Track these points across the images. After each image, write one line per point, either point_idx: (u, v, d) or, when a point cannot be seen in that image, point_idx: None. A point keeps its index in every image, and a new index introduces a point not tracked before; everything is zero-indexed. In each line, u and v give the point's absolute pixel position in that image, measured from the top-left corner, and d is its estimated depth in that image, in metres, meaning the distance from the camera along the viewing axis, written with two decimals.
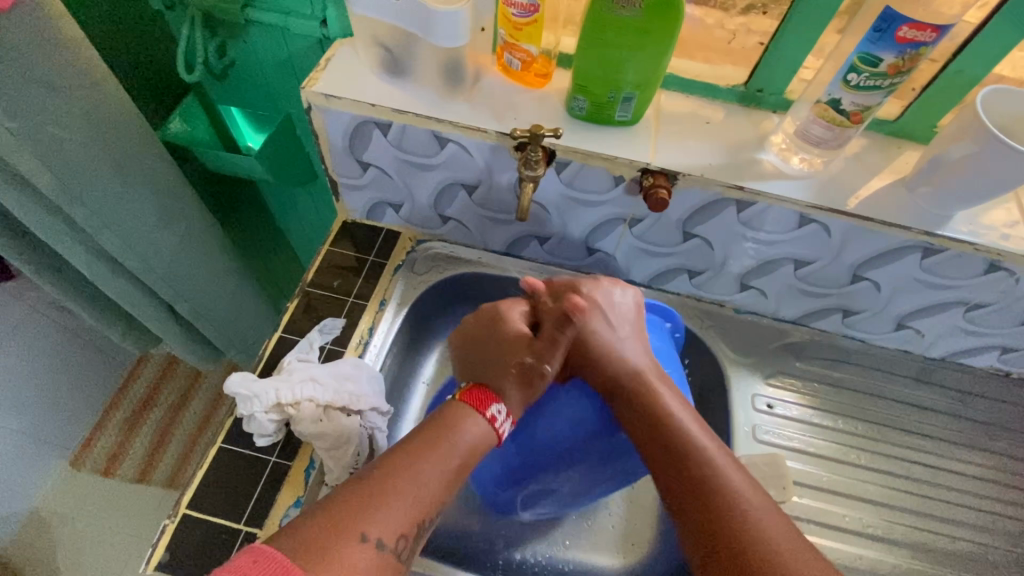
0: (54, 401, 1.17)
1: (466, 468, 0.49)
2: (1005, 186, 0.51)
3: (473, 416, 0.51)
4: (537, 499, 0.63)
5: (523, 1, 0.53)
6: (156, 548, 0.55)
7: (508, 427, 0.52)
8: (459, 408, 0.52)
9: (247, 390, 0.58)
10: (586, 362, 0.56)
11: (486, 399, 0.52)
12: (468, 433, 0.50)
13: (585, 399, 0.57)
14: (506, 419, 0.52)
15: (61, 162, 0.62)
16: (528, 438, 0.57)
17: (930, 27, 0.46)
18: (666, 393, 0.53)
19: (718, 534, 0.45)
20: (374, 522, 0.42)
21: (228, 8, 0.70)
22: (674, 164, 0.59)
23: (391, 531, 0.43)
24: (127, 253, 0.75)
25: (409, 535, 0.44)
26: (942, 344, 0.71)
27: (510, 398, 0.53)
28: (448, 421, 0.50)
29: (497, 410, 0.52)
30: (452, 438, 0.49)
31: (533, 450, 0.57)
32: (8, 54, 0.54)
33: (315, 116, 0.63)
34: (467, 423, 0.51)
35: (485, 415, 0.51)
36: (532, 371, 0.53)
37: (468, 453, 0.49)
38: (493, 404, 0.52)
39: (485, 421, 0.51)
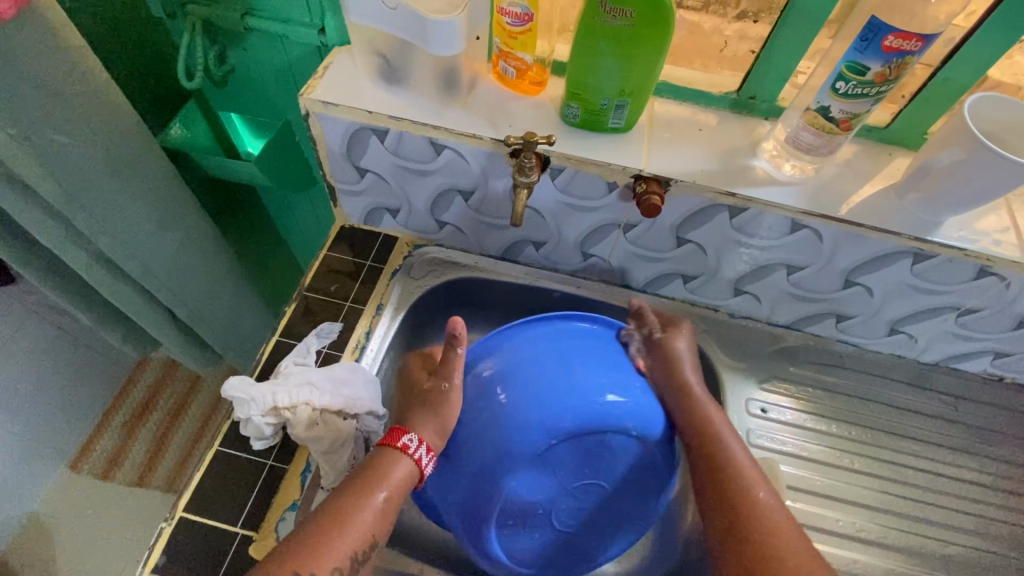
0: (54, 405, 1.17)
1: (395, 500, 0.52)
2: (993, 192, 0.52)
3: (391, 455, 0.54)
4: (510, 524, 0.58)
5: (517, 10, 0.54)
6: (153, 550, 0.56)
7: (423, 453, 0.54)
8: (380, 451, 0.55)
9: (244, 394, 0.59)
10: (659, 365, 0.63)
11: (399, 432, 0.55)
12: (390, 471, 0.53)
13: (523, 411, 0.52)
14: (418, 446, 0.54)
15: (62, 167, 0.63)
16: (472, 461, 0.54)
17: (915, 36, 0.47)
18: (713, 413, 0.60)
19: (743, 535, 0.53)
20: (307, 562, 0.46)
21: (228, 16, 0.71)
22: (666, 170, 0.59)
23: (325, 570, 0.46)
24: (127, 258, 0.76)
25: (344, 571, 0.47)
26: (935, 348, 0.72)
27: (420, 426, 0.55)
28: (375, 462, 0.54)
29: (409, 439, 0.54)
30: (376, 478, 0.52)
31: (477, 471, 0.54)
32: (11, 63, 0.55)
33: (314, 122, 0.64)
34: (385, 461, 0.54)
35: (399, 445, 0.54)
36: (430, 392, 0.57)
37: (392, 487, 0.52)
38: (403, 435, 0.55)
39: (402, 455, 0.54)
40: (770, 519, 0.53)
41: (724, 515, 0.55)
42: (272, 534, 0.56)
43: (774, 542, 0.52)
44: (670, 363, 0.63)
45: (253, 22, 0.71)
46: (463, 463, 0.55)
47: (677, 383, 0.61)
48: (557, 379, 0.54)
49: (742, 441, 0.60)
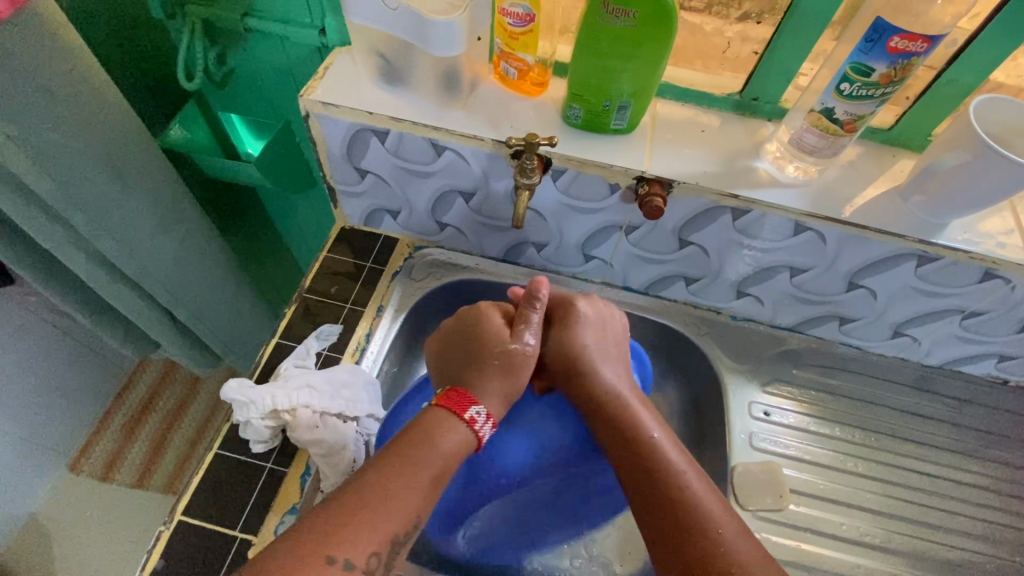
0: (53, 406, 1.17)
1: (442, 478, 0.48)
2: (998, 194, 0.52)
3: (451, 423, 0.51)
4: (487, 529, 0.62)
5: (519, 11, 0.54)
6: (151, 554, 0.55)
7: (488, 429, 0.52)
8: (438, 415, 0.51)
9: (244, 396, 0.58)
10: (563, 376, 0.57)
11: (464, 402, 0.52)
12: (444, 439, 0.49)
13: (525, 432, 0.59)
14: (486, 420, 0.52)
15: (61, 169, 0.63)
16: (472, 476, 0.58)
17: (921, 37, 0.47)
18: (647, 422, 0.52)
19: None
20: (344, 545, 0.42)
21: (229, 17, 0.71)
22: (669, 172, 0.59)
23: (362, 550, 0.42)
24: (126, 259, 0.76)
25: (382, 552, 0.43)
26: (939, 351, 0.71)
27: (490, 395, 0.53)
28: (431, 431, 0.49)
29: (477, 412, 0.52)
30: (424, 448, 0.48)
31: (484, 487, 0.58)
32: (9, 63, 0.55)
33: (314, 123, 0.64)
34: (443, 431, 0.50)
35: (465, 417, 0.51)
36: (511, 356, 0.55)
37: (442, 461, 0.48)
38: (472, 406, 0.52)
39: (462, 425, 0.51)
40: (727, 551, 0.45)
41: (671, 550, 0.46)
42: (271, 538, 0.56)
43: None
44: (580, 371, 0.56)
45: (253, 23, 0.71)
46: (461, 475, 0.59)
47: (598, 394, 0.54)
48: (550, 404, 0.60)
49: (684, 450, 0.52)
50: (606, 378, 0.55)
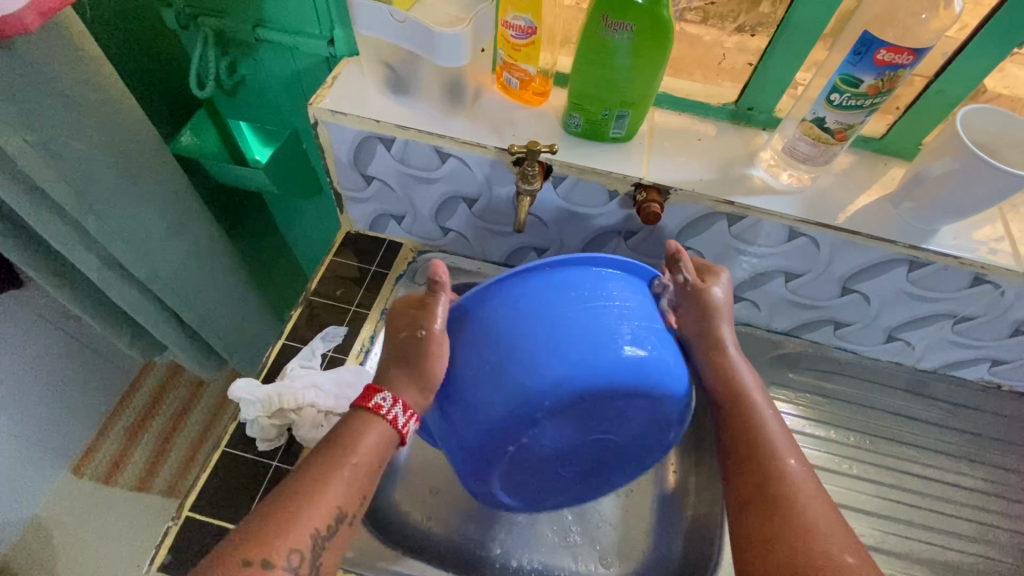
0: (58, 408, 1.18)
1: (364, 472, 0.49)
2: (986, 201, 0.53)
3: (369, 420, 0.51)
4: (520, 476, 0.55)
5: (521, 23, 0.56)
6: (159, 549, 0.56)
7: (399, 413, 0.50)
8: (358, 412, 0.52)
9: (250, 395, 0.60)
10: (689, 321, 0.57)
11: (371, 392, 0.52)
12: (366, 437, 0.50)
13: (546, 354, 0.46)
14: (392, 405, 0.50)
15: (76, 173, 0.65)
16: (472, 419, 0.49)
17: (906, 50, 0.48)
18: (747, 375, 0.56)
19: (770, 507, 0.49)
20: (261, 545, 0.43)
21: (240, 28, 0.73)
22: (666, 179, 0.61)
23: (285, 548, 0.43)
24: (136, 261, 0.77)
25: (307, 549, 0.44)
26: (933, 356, 0.73)
27: (397, 384, 0.51)
28: (344, 432, 0.50)
29: (382, 398, 0.51)
30: (345, 448, 0.49)
31: (492, 426, 0.48)
32: (30, 72, 0.57)
33: (322, 130, 0.66)
34: (363, 430, 0.50)
35: (371, 405, 0.51)
36: (406, 346, 0.52)
37: (366, 455, 0.49)
38: (377, 395, 0.51)
39: (376, 418, 0.51)
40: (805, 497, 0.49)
41: (751, 487, 0.51)
42: None
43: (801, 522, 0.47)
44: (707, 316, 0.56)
45: (264, 34, 0.73)
46: (469, 409, 0.49)
47: (712, 336, 0.56)
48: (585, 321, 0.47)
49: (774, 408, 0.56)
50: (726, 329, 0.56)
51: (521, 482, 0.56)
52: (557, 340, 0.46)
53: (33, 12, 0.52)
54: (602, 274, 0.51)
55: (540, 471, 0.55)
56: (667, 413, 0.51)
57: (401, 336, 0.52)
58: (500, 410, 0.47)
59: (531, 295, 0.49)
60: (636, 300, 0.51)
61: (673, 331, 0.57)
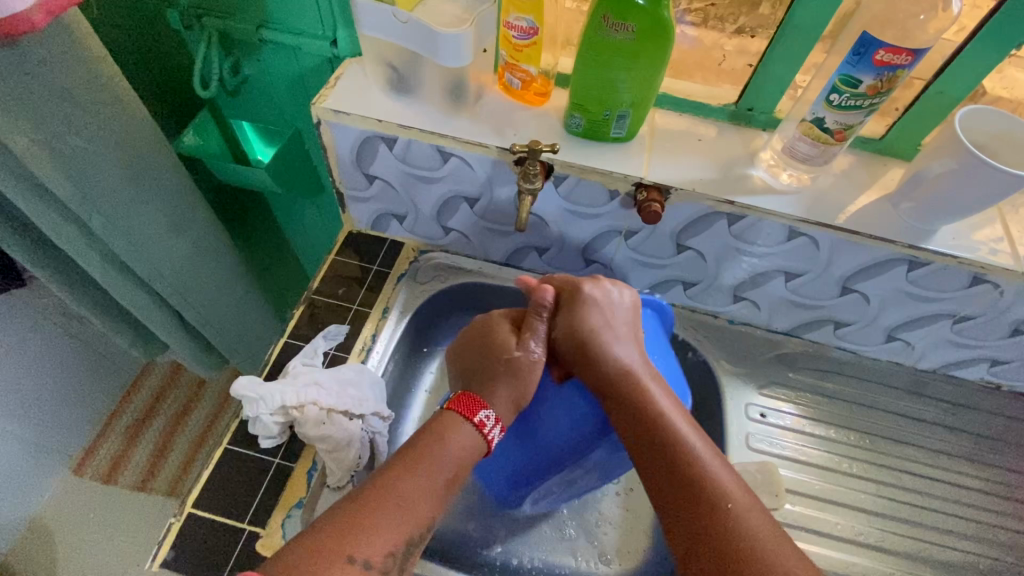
0: (59, 408, 1.18)
1: (454, 480, 0.50)
2: (985, 201, 0.54)
3: (462, 427, 0.52)
4: (563, 493, 0.66)
5: (524, 24, 0.57)
6: (161, 545, 0.57)
7: (497, 434, 0.53)
8: (451, 419, 0.53)
9: (253, 393, 0.60)
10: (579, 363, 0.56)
11: (473, 406, 0.54)
12: (457, 445, 0.51)
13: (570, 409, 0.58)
14: (494, 424, 0.53)
15: (80, 171, 0.65)
16: (532, 448, 0.60)
17: (905, 51, 0.49)
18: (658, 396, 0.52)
19: (711, 544, 0.45)
20: (361, 545, 0.44)
21: (244, 28, 0.73)
22: (667, 178, 0.61)
23: (380, 550, 0.44)
24: (139, 260, 0.78)
25: (399, 552, 0.45)
26: (932, 356, 0.73)
27: (498, 399, 0.54)
28: (439, 435, 0.51)
29: (485, 416, 0.53)
30: (436, 456, 0.50)
31: (547, 455, 0.60)
32: (37, 70, 0.57)
33: (325, 130, 0.66)
34: (453, 437, 0.51)
35: (474, 420, 0.53)
36: (517, 366, 0.55)
37: (454, 465, 0.50)
38: (481, 410, 0.53)
39: (473, 429, 0.53)
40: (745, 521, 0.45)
41: (692, 537, 0.46)
42: (278, 532, 0.57)
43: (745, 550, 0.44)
44: (591, 354, 0.55)
45: (268, 34, 0.73)
46: (529, 449, 0.60)
47: (611, 372, 0.53)
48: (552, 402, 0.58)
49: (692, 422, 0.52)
50: (619, 357, 0.54)
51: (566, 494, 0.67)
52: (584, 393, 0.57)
53: (40, 11, 0.52)
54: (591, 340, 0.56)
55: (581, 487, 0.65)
56: None
57: (511, 357, 0.56)
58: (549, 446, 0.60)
59: (555, 363, 0.59)
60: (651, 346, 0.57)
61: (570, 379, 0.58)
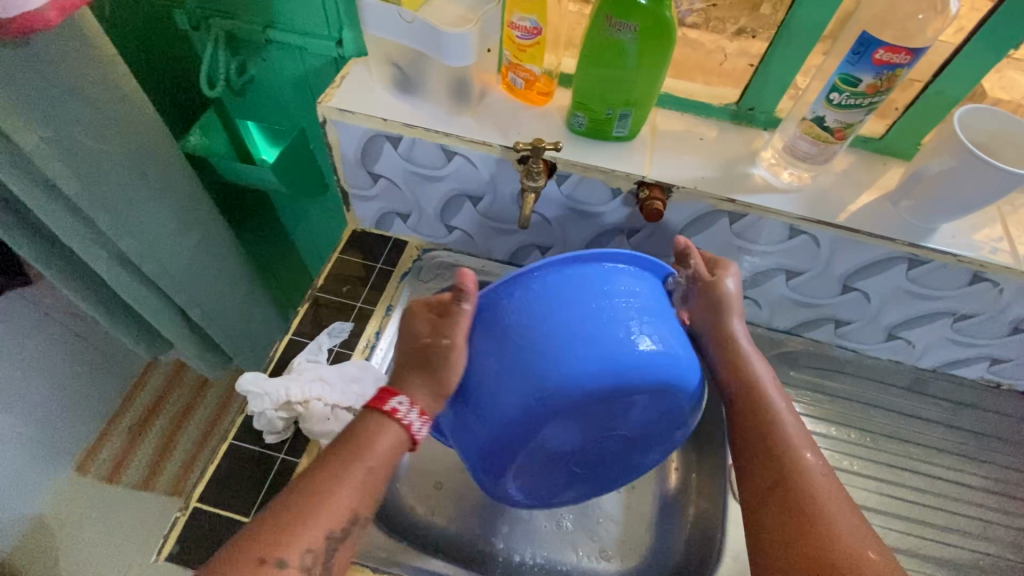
0: (63, 406, 1.19)
1: (376, 474, 0.49)
2: (984, 200, 0.54)
3: (382, 421, 0.51)
4: (527, 476, 0.58)
5: (527, 24, 0.57)
6: (166, 539, 0.57)
7: (414, 418, 0.50)
8: (371, 415, 0.51)
9: (259, 388, 0.60)
10: (705, 317, 0.60)
11: (386, 396, 0.51)
12: (379, 440, 0.50)
13: (557, 339, 0.47)
14: (408, 410, 0.50)
15: (89, 169, 0.66)
16: (490, 414, 0.50)
17: (904, 50, 0.50)
18: (763, 372, 0.58)
19: (786, 497, 0.51)
20: (279, 546, 0.44)
21: (251, 29, 0.74)
22: (668, 177, 0.62)
23: (298, 549, 0.44)
24: (145, 257, 0.78)
25: (318, 549, 0.45)
26: (933, 354, 0.73)
27: (412, 388, 0.51)
28: (360, 431, 0.50)
29: (398, 403, 0.50)
30: (360, 450, 0.49)
31: (510, 423, 0.49)
32: (48, 70, 0.58)
33: (330, 129, 0.67)
34: (375, 433, 0.50)
35: (387, 409, 0.51)
36: (426, 351, 0.51)
37: (377, 459, 0.49)
38: (393, 398, 0.51)
39: (390, 422, 0.50)
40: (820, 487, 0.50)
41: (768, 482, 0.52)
42: None
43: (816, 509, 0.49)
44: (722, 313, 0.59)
45: (274, 35, 0.74)
46: (487, 412, 0.50)
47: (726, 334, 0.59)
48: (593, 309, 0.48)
49: (789, 402, 0.57)
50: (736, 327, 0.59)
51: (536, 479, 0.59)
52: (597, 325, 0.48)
53: (53, 8, 0.53)
54: (609, 270, 0.52)
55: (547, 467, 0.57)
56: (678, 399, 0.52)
57: (421, 342, 0.52)
58: (520, 408, 0.48)
59: (548, 292, 0.49)
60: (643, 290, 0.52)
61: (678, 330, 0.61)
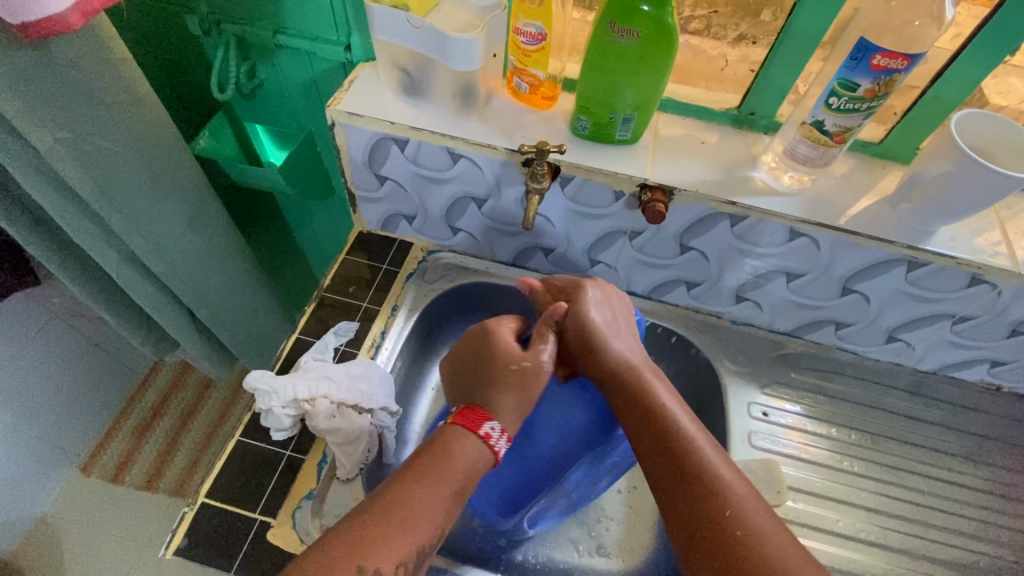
0: (69, 405, 1.20)
1: (466, 488, 0.50)
2: (981, 202, 0.55)
3: (469, 439, 0.53)
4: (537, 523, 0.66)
5: (532, 30, 0.59)
6: (175, 534, 0.58)
7: (502, 443, 0.54)
8: (455, 431, 0.53)
9: (267, 385, 0.61)
10: (581, 356, 0.60)
11: (478, 418, 0.54)
12: (465, 455, 0.52)
13: (532, 441, 0.63)
14: (500, 435, 0.54)
15: (101, 170, 0.67)
16: (526, 453, 0.64)
17: (901, 56, 0.51)
18: (656, 386, 0.56)
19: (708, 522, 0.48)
20: (373, 554, 0.44)
21: (261, 34, 0.76)
22: (671, 180, 0.63)
23: (391, 560, 0.45)
24: (155, 258, 0.80)
25: (409, 561, 0.46)
26: (933, 356, 0.74)
27: (500, 412, 0.55)
28: (447, 448, 0.52)
29: (490, 427, 0.54)
30: (450, 465, 0.50)
31: (534, 468, 0.63)
32: (63, 72, 0.59)
33: (338, 132, 0.68)
34: (461, 448, 0.52)
35: (478, 432, 0.53)
36: (525, 373, 0.57)
37: (466, 476, 0.51)
38: (485, 422, 0.54)
39: (479, 441, 0.53)
40: (729, 497, 0.48)
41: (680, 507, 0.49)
42: (290, 521, 0.59)
43: (738, 530, 0.46)
44: (595, 347, 0.59)
45: (283, 39, 0.76)
46: (521, 459, 0.64)
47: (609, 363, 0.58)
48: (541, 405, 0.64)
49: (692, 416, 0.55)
50: (617, 351, 0.59)
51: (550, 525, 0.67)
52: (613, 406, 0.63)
53: (76, 13, 0.54)
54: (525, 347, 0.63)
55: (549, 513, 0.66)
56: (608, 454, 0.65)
57: (522, 366, 0.57)
58: (552, 440, 0.63)
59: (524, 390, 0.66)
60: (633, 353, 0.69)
61: (577, 378, 0.63)
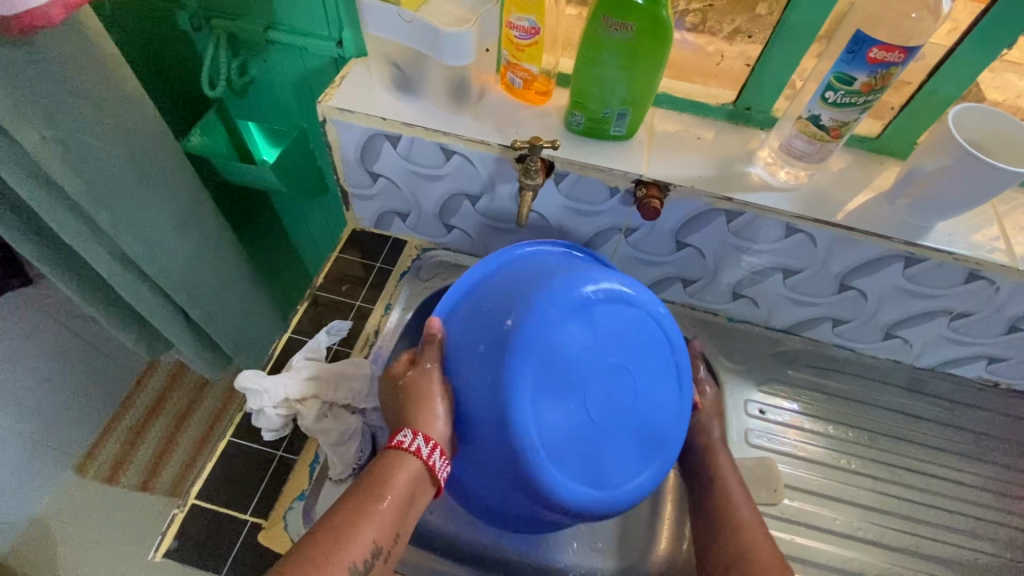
0: (63, 406, 1.19)
1: (400, 505, 0.49)
2: (978, 198, 0.54)
3: (398, 456, 0.51)
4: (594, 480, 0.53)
5: (525, 24, 0.58)
6: (164, 536, 0.57)
7: (421, 443, 0.51)
8: (387, 455, 0.51)
9: (257, 385, 0.60)
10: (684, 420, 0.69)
11: (393, 433, 0.53)
12: (394, 475, 0.50)
13: (488, 324, 0.53)
14: (415, 438, 0.51)
15: (89, 168, 0.66)
16: (470, 390, 0.52)
17: (898, 49, 0.50)
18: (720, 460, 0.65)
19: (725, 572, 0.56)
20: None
21: (252, 30, 0.75)
22: (666, 176, 0.62)
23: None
24: (146, 256, 0.79)
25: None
26: (931, 354, 0.74)
27: None
28: (379, 468, 0.50)
29: (403, 434, 0.51)
30: (379, 484, 0.49)
31: (478, 398, 0.51)
32: (47, 68, 0.58)
33: (330, 128, 0.67)
34: (390, 470, 0.50)
35: (394, 442, 0.52)
36: (414, 380, 0.55)
37: (398, 491, 0.49)
38: (399, 432, 0.52)
39: (404, 454, 0.51)
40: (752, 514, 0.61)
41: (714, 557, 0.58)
42: (281, 521, 0.58)
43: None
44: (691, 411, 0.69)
45: (274, 35, 0.75)
46: (463, 404, 0.53)
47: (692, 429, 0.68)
48: (495, 289, 0.57)
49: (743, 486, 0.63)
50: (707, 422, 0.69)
51: (621, 458, 0.54)
52: (541, 324, 0.51)
53: (58, 6, 0.53)
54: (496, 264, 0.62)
55: (596, 450, 0.53)
56: (610, 296, 0.55)
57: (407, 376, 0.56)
58: (479, 385, 0.51)
59: (461, 313, 0.58)
60: (532, 264, 0.59)
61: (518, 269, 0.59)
